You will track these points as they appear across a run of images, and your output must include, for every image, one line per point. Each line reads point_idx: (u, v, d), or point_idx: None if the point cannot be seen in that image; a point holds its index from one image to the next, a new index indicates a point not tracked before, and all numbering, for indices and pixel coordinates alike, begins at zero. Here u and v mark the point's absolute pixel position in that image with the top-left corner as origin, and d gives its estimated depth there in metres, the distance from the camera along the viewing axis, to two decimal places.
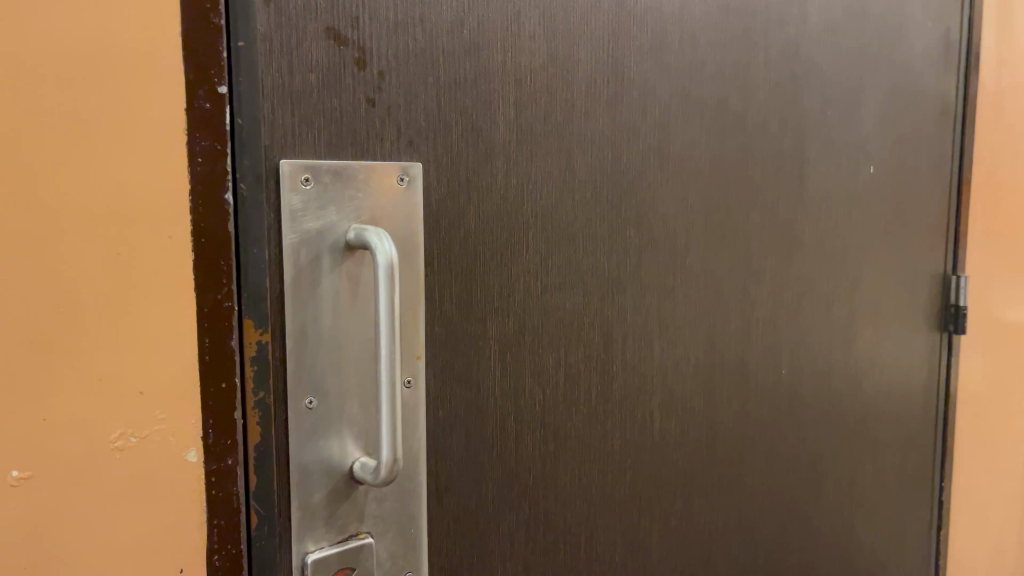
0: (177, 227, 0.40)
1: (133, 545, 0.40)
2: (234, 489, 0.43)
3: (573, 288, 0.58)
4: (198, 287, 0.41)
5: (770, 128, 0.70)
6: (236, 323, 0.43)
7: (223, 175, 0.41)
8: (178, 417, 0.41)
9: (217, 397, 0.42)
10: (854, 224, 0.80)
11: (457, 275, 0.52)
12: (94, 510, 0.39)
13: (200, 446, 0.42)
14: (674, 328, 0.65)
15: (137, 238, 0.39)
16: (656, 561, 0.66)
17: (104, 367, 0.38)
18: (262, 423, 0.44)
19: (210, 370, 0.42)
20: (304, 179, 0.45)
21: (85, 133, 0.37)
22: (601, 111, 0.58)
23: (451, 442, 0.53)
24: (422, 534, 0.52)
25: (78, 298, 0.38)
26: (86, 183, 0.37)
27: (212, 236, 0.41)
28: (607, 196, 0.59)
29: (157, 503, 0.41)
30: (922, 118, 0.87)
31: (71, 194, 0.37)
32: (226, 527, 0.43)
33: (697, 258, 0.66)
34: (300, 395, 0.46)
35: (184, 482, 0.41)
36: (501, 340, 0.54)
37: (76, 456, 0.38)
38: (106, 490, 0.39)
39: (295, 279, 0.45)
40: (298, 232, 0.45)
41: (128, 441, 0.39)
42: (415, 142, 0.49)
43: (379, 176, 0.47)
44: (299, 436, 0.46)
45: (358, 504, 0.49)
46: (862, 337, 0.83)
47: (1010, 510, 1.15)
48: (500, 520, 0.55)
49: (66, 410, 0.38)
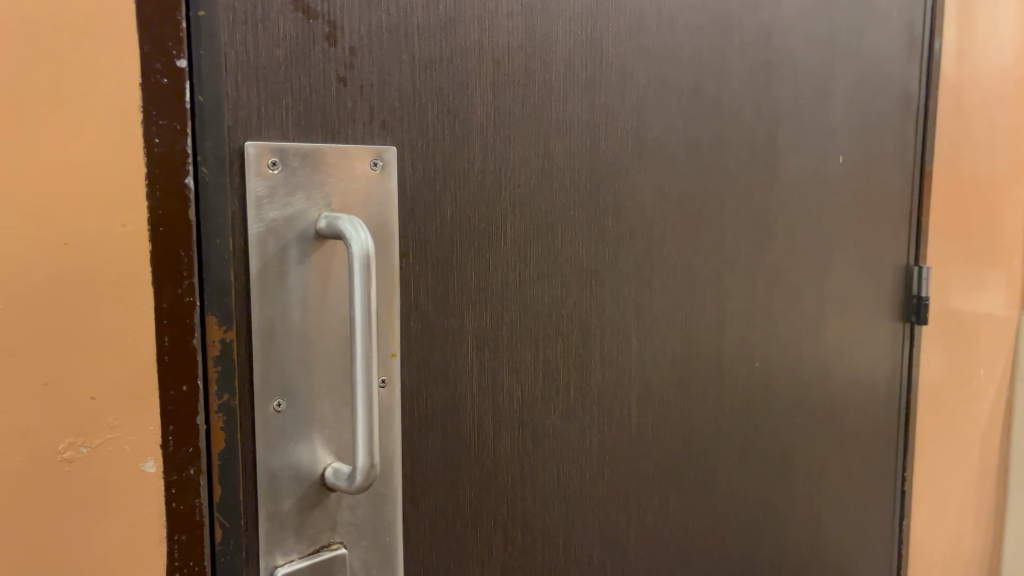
0: (132, 215, 0.36)
1: (87, 566, 0.37)
2: (197, 501, 0.40)
3: (552, 280, 0.56)
4: (156, 281, 0.37)
5: (745, 115, 0.69)
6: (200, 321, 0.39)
7: (182, 157, 0.38)
8: (135, 423, 0.37)
9: (179, 402, 0.39)
10: (823, 214, 0.80)
11: (432, 267, 0.49)
12: (41, 529, 0.35)
13: (159, 455, 0.38)
14: (651, 320, 0.63)
15: (87, 226, 0.35)
16: (634, 561, 0.65)
17: (51, 371, 0.35)
18: (227, 428, 0.41)
19: (171, 371, 0.38)
20: (271, 163, 0.41)
21: (27, 111, 0.33)
22: (580, 95, 0.56)
23: (427, 443, 0.50)
24: (398, 542, 0.49)
25: (19, 294, 0.34)
26: (27, 166, 0.34)
27: (171, 224, 0.38)
28: (586, 183, 0.57)
29: (113, 518, 0.37)
30: (888, 107, 0.87)
31: (11, 177, 0.33)
32: (188, 543, 0.39)
33: (675, 249, 0.64)
34: (268, 397, 0.42)
35: (142, 495, 0.38)
36: (479, 335, 0.52)
37: (20, 468, 0.34)
38: (54, 505, 0.35)
39: (262, 271, 0.41)
40: (265, 220, 0.41)
41: (78, 451, 0.36)
42: (389, 125, 0.46)
43: (351, 160, 0.44)
44: (267, 441, 0.43)
45: (330, 512, 0.46)
46: (830, 328, 0.83)
47: (967, 497, 1.17)
48: (477, 523, 0.53)
49: (10, 418, 0.34)
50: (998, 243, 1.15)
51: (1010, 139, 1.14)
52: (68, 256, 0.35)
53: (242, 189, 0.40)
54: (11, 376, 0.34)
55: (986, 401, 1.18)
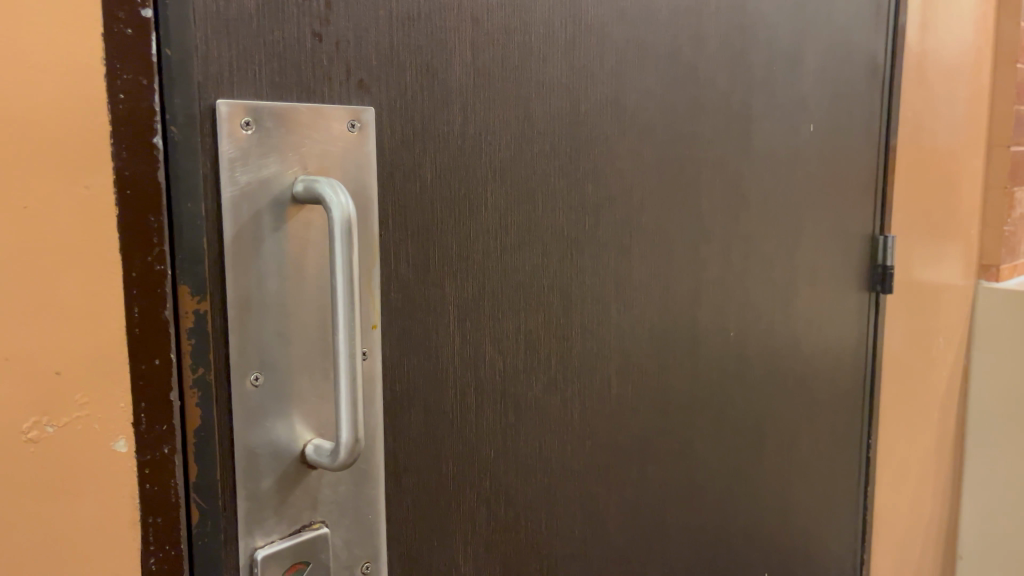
0: (98, 176, 0.34)
1: (55, 552, 0.34)
2: (172, 481, 0.38)
3: (533, 248, 0.54)
4: (124, 248, 0.35)
5: (720, 82, 0.68)
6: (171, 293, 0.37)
7: (149, 116, 0.35)
8: (104, 400, 0.35)
9: (151, 377, 0.36)
10: (795, 183, 0.79)
11: (412, 234, 0.47)
12: (4, 515, 0.33)
13: (130, 434, 0.36)
14: (630, 289, 0.62)
15: (48, 187, 0.33)
16: (615, 534, 0.64)
17: (11, 346, 0.32)
18: (202, 404, 0.38)
19: (140, 345, 0.36)
20: (244, 123, 0.39)
21: None
22: (559, 56, 0.54)
23: (409, 417, 0.48)
24: (380, 520, 0.47)
25: None
26: None
27: (139, 187, 0.35)
28: (566, 149, 0.55)
29: (83, 501, 0.35)
30: (857, 75, 0.87)
31: None
32: (163, 526, 0.38)
33: (652, 217, 0.63)
34: (244, 370, 0.40)
35: (113, 476, 0.36)
36: (460, 306, 0.50)
37: None
38: (18, 489, 0.33)
39: (236, 238, 0.39)
40: (238, 184, 0.39)
41: (44, 431, 0.33)
42: (366, 84, 0.43)
43: (328, 121, 0.42)
44: (245, 418, 0.40)
45: (311, 490, 0.44)
46: (800, 297, 0.83)
47: (926, 463, 1.19)
48: (460, 498, 0.51)
49: None
50: (956, 213, 1.17)
51: (968, 109, 1.16)
52: (30, 221, 0.32)
53: (213, 150, 0.38)
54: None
55: (944, 368, 1.21)
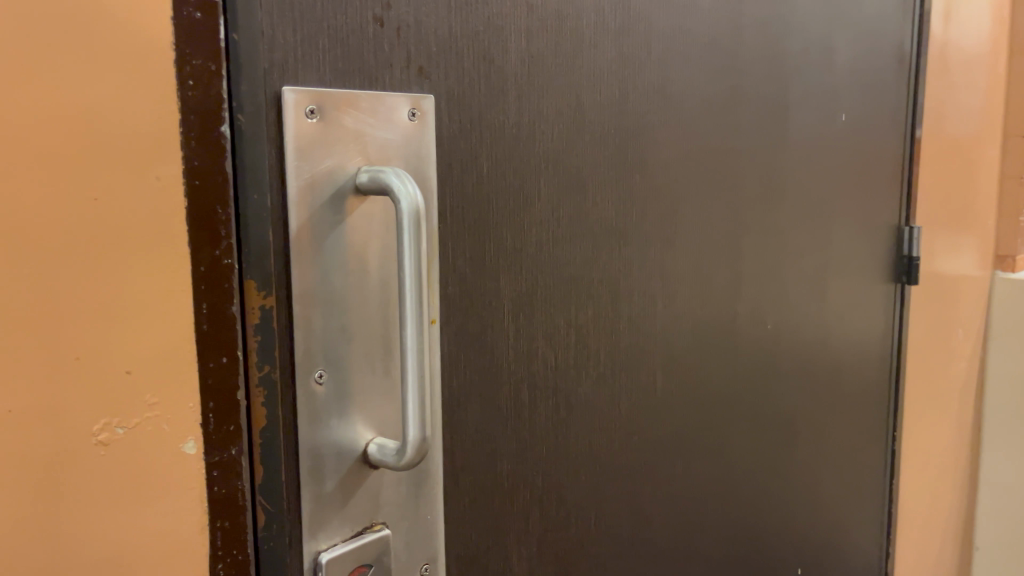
0: (167, 166, 0.33)
1: (126, 559, 0.33)
2: (239, 483, 0.36)
3: (583, 240, 0.53)
4: (192, 242, 0.34)
5: (759, 70, 0.67)
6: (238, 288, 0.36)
7: (217, 104, 0.34)
8: (173, 401, 0.34)
9: (218, 376, 0.35)
10: (827, 174, 0.79)
11: (470, 226, 0.45)
12: (75, 519, 0.31)
13: (199, 435, 0.35)
14: (674, 282, 0.61)
15: (119, 178, 0.31)
16: (659, 532, 0.63)
17: (82, 343, 0.31)
18: (268, 404, 0.37)
19: (208, 342, 0.35)
20: (309, 111, 0.37)
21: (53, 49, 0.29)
22: (608, 44, 0.53)
23: (465, 414, 0.47)
24: (438, 520, 0.46)
25: (47, 255, 0.30)
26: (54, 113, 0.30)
27: (207, 178, 0.34)
28: (615, 139, 0.54)
29: (154, 505, 0.34)
30: (885, 65, 0.86)
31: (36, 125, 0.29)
32: (230, 530, 0.36)
33: (695, 208, 0.62)
34: (309, 367, 0.39)
35: (182, 479, 0.34)
36: (514, 300, 0.49)
37: (52, 453, 0.31)
38: (88, 493, 0.32)
39: (301, 231, 0.37)
40: (303, 174, 0.37)
41: (114, 433, 0.32)
42: (426, 71, 0.42)
43: (389, 109, 0.40)
44: (309, 416, 0.39)
45: (373, 490, 0.42)
46: (831, 289, 0.82)
47: (945, 455, 1.19)
48: (514, 497, 0.50)
49: (37, 398, 0.30)
50: (973, 204, 1.17)
51: (985, 99, 1.16)
52: (101, 213, 0.31)
53: (278, 139, 0.36)
54: (35, 350, 0.30)
55: (962, 360, 1.20)
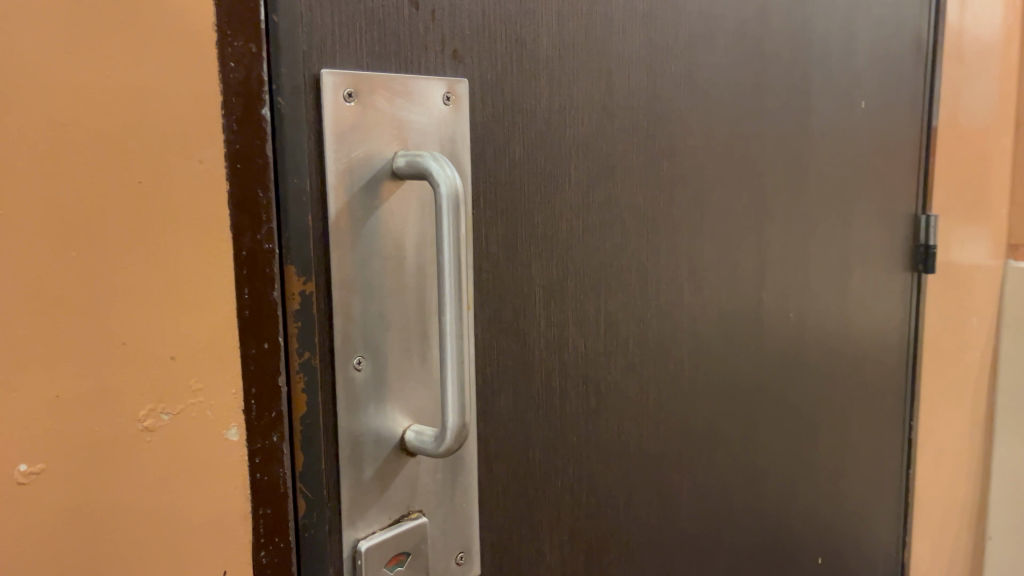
0: (209, 150, 0.32)
1: (171, 546, 0.33)
2: (281, 470, 0.36)
3: (612, 227, 0.53)
4: (234, 227, 0.33)
5: (782, 57, 0.66)
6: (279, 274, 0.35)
7: (258, 87, 0.34)
8: (216, 387, 0.33)
9: (260, 362, 0.35)
10: (848, 162, 0.78)
11: (503, 212, 0.45)
12: (121, 506, 0.31)
13: (241, 422, 0.34)
14: (701, 269, 0.61)
15: (162, 160, 0.31)
16: (687, 521, 0.62)
17: (128, 329, 0.31)
18: (308, 390, 0.37)
19: (250, 328, 0.34)
20: (347, 94, 0.37)
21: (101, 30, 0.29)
22: (636, 29, 0.52)
23: (500, 403, 0.46)
24: (473, 508, 0.45)
25: (93, 239, 0.29)
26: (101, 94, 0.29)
27: (248, 162, 0.34)
28: (643, 125, 0.54)
29: (198, 492, 0.33)
30: (903, 52, 0.85)
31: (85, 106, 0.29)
32: (273, 518, 0.36)
33: (721, 196, 0.62)
34: (348, 354, 0.38)
35: (224, 466, 0.34)
36: (546, 287, 0.48)
37: (99, 439, 0.30)
38: (134, 480, 0.31)
39: (340, 216, 0.37)
40: (341, 158, 0.37)
41: (158, 420, 0.32)
42: (460, 55, 0.42)
43: (425, 92, 0.40)
44: (349, 403, 0.39)
45: (410, 478, 0.42)
46: (852, 277, 0.82)
47: (960, 444, 1.19)
48: (546, 486, 0.50)
49: (84, 382, 0.30)
50: (987, 192, 1.16)
51: (1000, 87, 1.15)
52: (144, 196, 0.31)
53: (317, 123, 0.36)
54: (81, 335, 0.30)
55: (977, 349, 1.20)
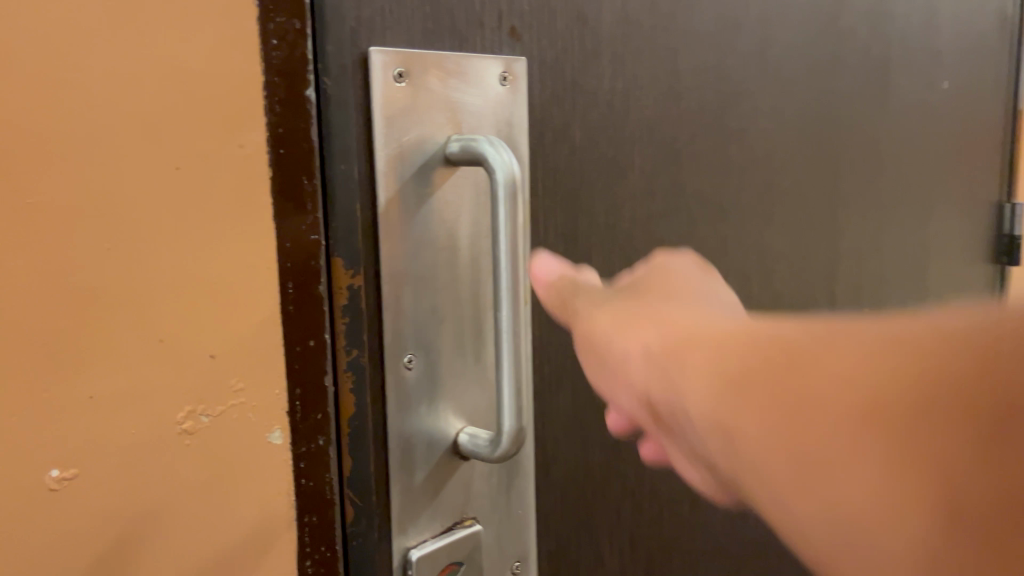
0: (250, 133, 0.31)
1: (213, 549, 0.32)
2: (328, 475, 0.34)
3: (678, 216, 0.49)
4: (277, 218, 0.32)
5: (860, 32, 0.62)
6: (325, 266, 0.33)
7: (303, 64, 0.31)
8: (258, 386, 0.32)
9: (305, 361, 0.33)
10: (928, 146, 0.73)
11: (562, 201, 0.42)
12: (159, 510, 0.30)
13: (285, 424, 0.33)
14: (771, 261, 0.57)
15: (199, 149, 0.30)
16: (756, 529, 0.59)
17: (166, 326, 0.29)
18: (356, 391, 0.34)
19: (295, 324, 0.32)
20: (398, 74, 0.34)
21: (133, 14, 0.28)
22: (705, 3, 0.49)
23: (557, 403, 0.44)
24: (530, 515, 0.43)
25: (129, 233, 0.28)
26: (133, 80, 0.28)
27: (293, 146, 0.31)
28: (711, 106, 0.50)
29: (241, 495, 0.32)
30: (990, 26, 0.79)
31: (117, 94, 0.28)
32: (319, 525, 0.34)
33: (793, 182, 0.58)
34: (398, 351, 0.36)
35: (267, 469, 0.33)
36: (608, 280, 0.45)
37: (135, 441, 0.29)
38: (172, 483, 0.30)
39: (389, 205, 0.35)
40: (391, 144, 0.34)
41: (198, 421, 0.31)
42: (517, 31, 0.39)
43: (480, 72, 0.37)
44: (399, 404, 0.36)
45: (463, 483, 0.40)
46: (931, 270, 0.77)
47: None
48: (606, 491, 0.47)
49: (118, 382, 0.29)
50: None
51: None
52: (181, 183, 0.29)
53: (366, 105, 0.34)
54: (116, 333, 0.28)
55: None
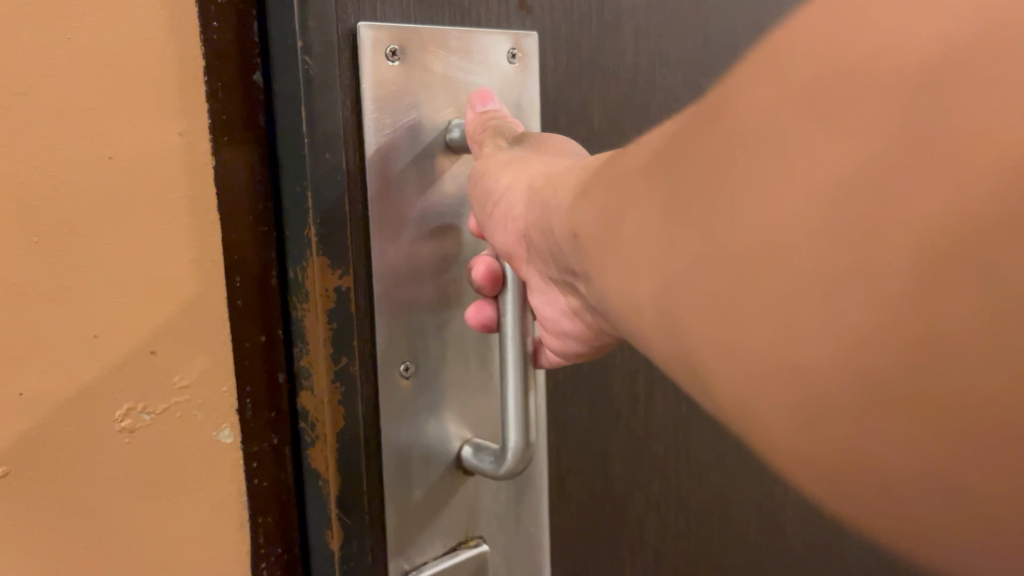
0: (191, 117, 0.29)
1: (161, 549, 0.31)
2: (283, 476, 0.33)
3: None
4: (226, 208, 0.30)
5: None
6: (291, 260, 0.31)
7: (251, 45, 0.30)
8: (207, 383, 0.31)
9: (260, 356, 0.32)
10: None
11: None
12: (99, 508, 0.30)
13: (236, 423, 0.31)
14: None
15: (137, 134, 0.28)
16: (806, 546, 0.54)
17: (101, 321, 0.29)
18: (345, 401, 0.31)
19: (247, 317, 0.31)
20: (390, 52, 0.31)
21: None
22: None
23: (574, 409, 0.40)
24: (543, 531, 0.40)
25: (59, 224, 0.27)
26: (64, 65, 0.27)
27: (241, 134, 0.30)
28: None
29: (187, 501, 0.31)
30: None
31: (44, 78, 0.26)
32: (276, 527, 0.33)
33: None
34: (393, 358, 0.33)
35: (218, 471, 0.32)
36: None
37: (71, 438, 0.29)
38: (111, 481, 0.30)
39: (381, 199, 0.31)
40: (383, 130, 0.31)
41: (137, 420, 0.30)
42: (528, 3, 0.35)
43: (485, 49, 0.34)
44: (394, 414, 0.33)
45: (469, 498, 0.36)
46: None
47: None
48: (627, 503, 0.44)
49: (49, 379, 0.28)
50: None
51: None
52: (118, 174, 0.28)
53: (354, 86, 0.30)
54: (47, 327, 0.28)
55: None
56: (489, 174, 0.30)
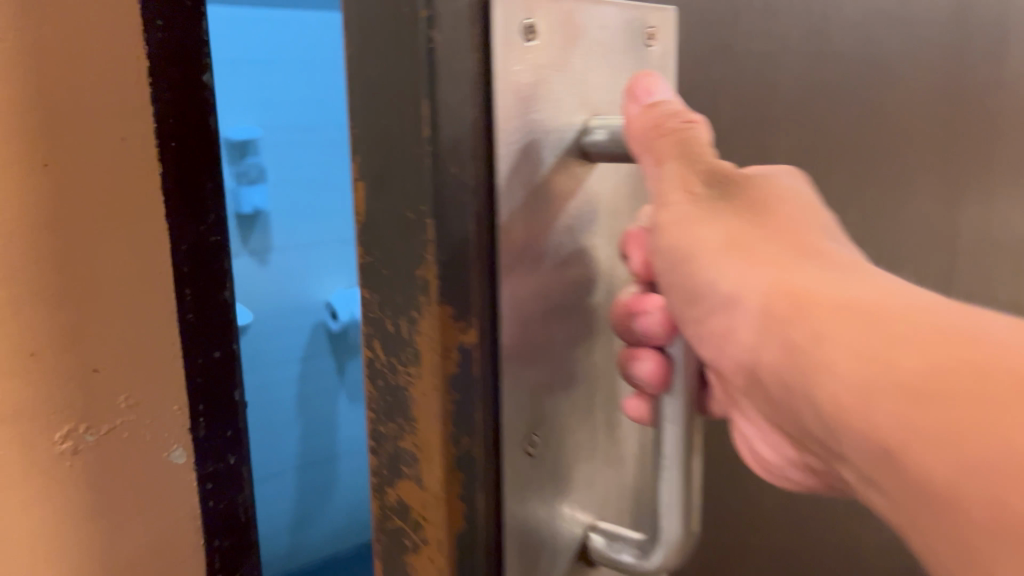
0: (130, 130, 0.43)
1: (148, 522, 0.48)
2: (233, 491, 0.50)
3: None
4: (177, 222, 0.45)
5: None
6: (393, 307, 0.24)
7: (190, 95, 0.44)
8: (142, 393, 0.46)
9: (212, 376, 0.48)
10: None
11: None
12: (56, 506, 0.44)
13: (186, 447, 0.48)
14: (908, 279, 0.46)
15: (79, 165, 0.41)
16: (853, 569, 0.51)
17: (50, 337, 0.42)
18: (468, 492, 0.24)
19: (199, 331, 0.47)
20: (528, 26, 0.23)
21: None
22: None
23: None
24: None
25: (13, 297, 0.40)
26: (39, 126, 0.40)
27: (183, 142, 0.44)
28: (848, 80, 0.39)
29: (152, 505, 0.48)
30: None
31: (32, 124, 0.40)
32: (221, 508, 0.50)
33: (934, 174, 0.46)
34: (520, 432, 0.25)
35: (170, 477, 0.48)
36: None
37: (45, 420, 0.42)
38: (58, 470, 0.44)
39: (517, 229, 0.23)
40: (523, 135, 0.23)
41: (82, 443, 0.44)
42: None
43: (621, 26, 0.27)
44: (521, 505, 0.25)
45: None
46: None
47: None
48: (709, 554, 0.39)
49: (28, 393, 0.42)
50: None
51: None
52: (53, 180, 0.41)
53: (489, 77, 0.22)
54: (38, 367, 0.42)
55: None
56: (703, 276, 0.25)
